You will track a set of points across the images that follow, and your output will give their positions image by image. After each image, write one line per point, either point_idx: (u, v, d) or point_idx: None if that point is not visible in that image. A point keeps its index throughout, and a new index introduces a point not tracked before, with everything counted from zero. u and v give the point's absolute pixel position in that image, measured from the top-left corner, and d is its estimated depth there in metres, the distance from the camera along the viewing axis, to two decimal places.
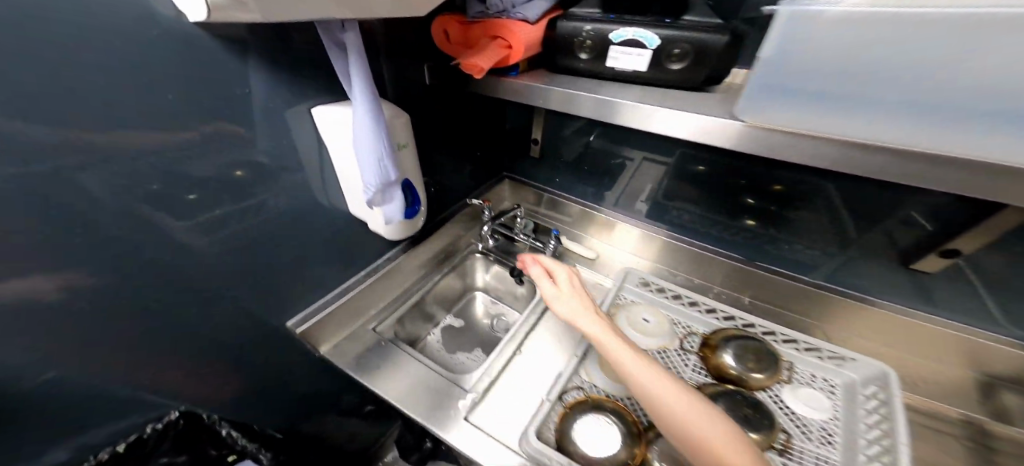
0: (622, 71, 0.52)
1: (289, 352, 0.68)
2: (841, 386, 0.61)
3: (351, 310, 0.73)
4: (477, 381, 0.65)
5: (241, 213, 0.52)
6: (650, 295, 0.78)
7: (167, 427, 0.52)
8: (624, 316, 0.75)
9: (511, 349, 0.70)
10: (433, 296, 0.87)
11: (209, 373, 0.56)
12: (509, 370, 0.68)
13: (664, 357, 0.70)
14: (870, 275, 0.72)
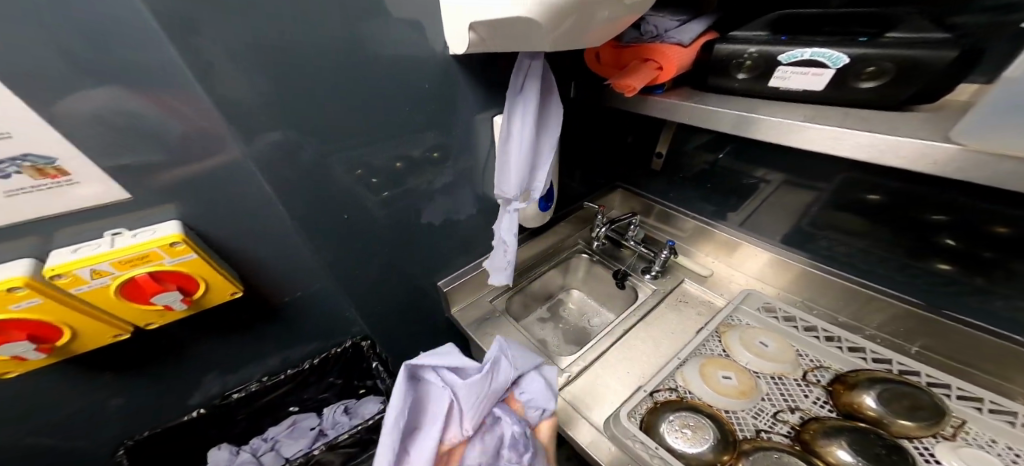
0: (789, 90, 0.50)
1: (425, 297, 0.88)
2: None
3: (480, 281, 0.92)
4: (575, 362, 0.75)
5: (422, 184, 0.69)
6: (769, 319, 0.71)
7: (338, 354, 0.87)
8: (736, 336, 0.68)
9: (608, 343, 0.78)
10: (536, 285, 1.02)
11: (374, 293, 0.78)
12: (604, 358, 0.76)
13: (779, 386, 0.61)
14: None
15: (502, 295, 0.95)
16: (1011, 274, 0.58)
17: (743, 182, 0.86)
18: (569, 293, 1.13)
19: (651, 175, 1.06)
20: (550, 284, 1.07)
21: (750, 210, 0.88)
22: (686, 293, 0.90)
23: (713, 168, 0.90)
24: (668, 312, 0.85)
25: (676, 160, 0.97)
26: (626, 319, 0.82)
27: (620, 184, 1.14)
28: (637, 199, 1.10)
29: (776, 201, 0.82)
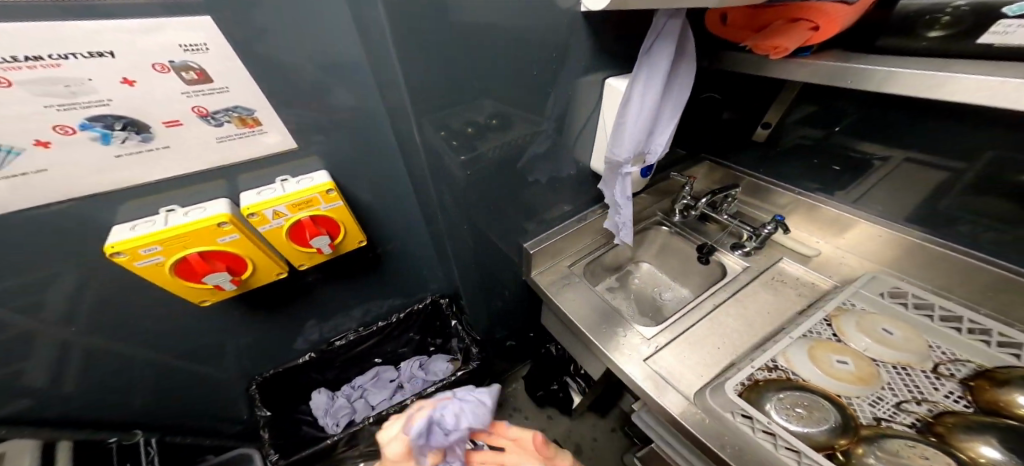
0: (1006, 48, 0.42)
1: (504, 264, 0.91)
2: None
3: (562, 247, 0.92)
4: (664, 334, 0.74)
5: (515, 151, 0.67)
6: (887, 303, 0.69)
7: (414, 311, 0.98)
8: (851, 320, 0.66)
9: (697, 317, 0.77)
10: (613, 255, 1.03)
11: (461, 256, 0.80)
12: (696, 331, 0.75)
13: (903, 376, 0.58)
14: None
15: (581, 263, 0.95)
16: None
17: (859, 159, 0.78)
18: (640, 265, 1.12)
19: (744, 149, 0.99)
20: (624, 255, 1.06)
21: (872, 190, 0.79)
22: (780, 273, 0.86)
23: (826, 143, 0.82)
24: (762, 291, 0.82)
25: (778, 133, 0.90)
26: (719, 295, 0.81)
27: (705, 157, 1.09)
28: (724, 172, 1.05)
29: (905, 181, 0.73)
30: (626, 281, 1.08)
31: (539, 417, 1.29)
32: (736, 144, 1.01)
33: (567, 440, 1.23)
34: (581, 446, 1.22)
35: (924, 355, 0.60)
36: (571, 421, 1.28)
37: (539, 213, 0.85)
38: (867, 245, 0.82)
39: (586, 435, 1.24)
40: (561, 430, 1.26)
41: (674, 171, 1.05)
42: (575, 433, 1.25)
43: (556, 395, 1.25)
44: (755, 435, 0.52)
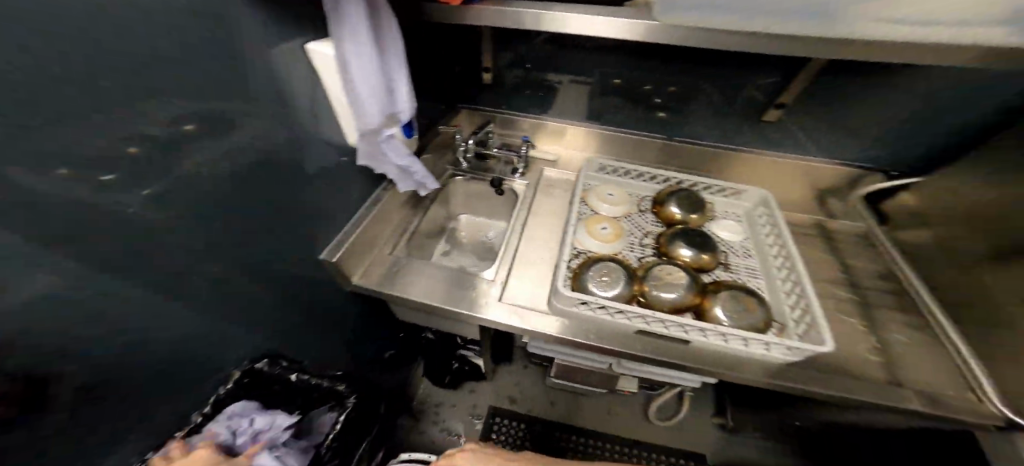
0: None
1: (327, 296, 0.77)
2: (747, 212, 0.87)
3: (368, 243, 0.80)
4: (498, 270, 0.81)
5: (252, 178, 0.48)
6: (607, 176, 0.96)
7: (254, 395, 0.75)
8: (592, 196, 0.90)
9: (509, 244, 0.87)
10: (425, 223, 1.00)
11: (268, 330, 0.59)
12: (516, 256, 0.85)
13: (631, 222, 0.87)
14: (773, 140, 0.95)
15: (398, 245, 0.87)
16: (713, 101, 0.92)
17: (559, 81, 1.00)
18: (459, 220, 1.17)
19: (485, 91, 1.08)
20: (437, 220, 1.06)
21: (580, 98, 1.03)
22: (551, 181, 1.05)
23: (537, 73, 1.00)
24: (545, 201, 0.99)
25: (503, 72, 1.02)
26: (520, 218, 0.93)
27: (461, 106, 1.13)
28: (481, 115, 1.13)
29: (592, 85, 0.99)
30: (453, 243, 1.12)
31: (463, 396, 1.38)
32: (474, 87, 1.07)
33: (498, 398, 1.38)
34: (509, 394, 1.39)
35: (630, 203, 0.89)
36: (491, 382, 1.42)
37: (332, 228, 0.71)
38: (585, 141, 1.08)
39: (507, 385, 1.42)
40: (488, 395, 1.39)
41: (443, 124, 1.07)
42: (499, 389, 1.40)
43: (464, 369, 1.34)
44: (593, 313, 0.66)
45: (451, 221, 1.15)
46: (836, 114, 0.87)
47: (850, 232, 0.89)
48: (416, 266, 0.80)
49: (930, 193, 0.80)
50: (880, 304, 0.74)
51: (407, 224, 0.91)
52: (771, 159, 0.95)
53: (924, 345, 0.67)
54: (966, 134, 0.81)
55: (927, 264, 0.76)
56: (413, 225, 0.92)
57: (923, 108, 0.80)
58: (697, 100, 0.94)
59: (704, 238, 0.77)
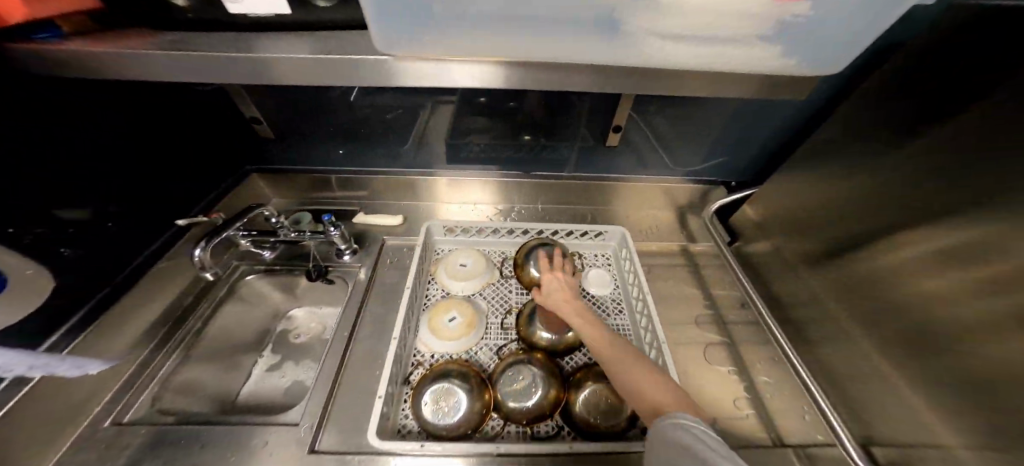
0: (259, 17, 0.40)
1: None
2: (614, 255, 0.80)
3: (45, 423, 0.52)
4: (311, 404, 0.60)
5: None
6: (461, 237, 0.79)
7: None
8: (443, 270, 0.74)
9: (336, 359, 0.65)
10: (206, 345, 0.73)
11: None
12: (343, 374, 0.64)
13: (489, 295, 0.73)
14: (624, 164, 0.93)
15: (142, 403, 0.61)
16: (554, 133, 0.86)
17: (381, 127, 0.84)
18: (291, 318, 0.86)
19: (286, 147, 0.85)
20: (252, 324, 0.82)
21: (417, 142, 0.88)
22: (399, 248, 0.82)
23: (347, 121, 0.82)
24: (385, 278, 0.77)
25: (300, 123, 0.81)
26: (353, 310, 0.70)
27: (251, 168, 0.87)
28: (288, 178, 0.89)
29: (423, 127, 0.85)
30: (286, 347, 0.83)
31: None
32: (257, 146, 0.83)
33: None
34: None
35: (490, 270, 0.74)
36: None
37: None
38: (435, 192, 0.95)
39: None
40: None
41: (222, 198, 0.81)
42: None
43: None
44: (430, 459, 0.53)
45: (281, 322, 0.85)
46: (673, 136, 0.87)
47: (706, 251, 0.89)
48: (185, 435, 0.56)
49: (770, 205, 0.82)
50: (744, 338, 0.73)
51: (147, 367, 0.64)
52: (631, 183, 0.94)
53: (782, 383, 0.66)
54: (781, 140, 0.87)
55: (785, 274, 0.78)
56: (164, 368, 0.65)
57: (738, 120, 0.83)
58: (535, 132, 0.86)
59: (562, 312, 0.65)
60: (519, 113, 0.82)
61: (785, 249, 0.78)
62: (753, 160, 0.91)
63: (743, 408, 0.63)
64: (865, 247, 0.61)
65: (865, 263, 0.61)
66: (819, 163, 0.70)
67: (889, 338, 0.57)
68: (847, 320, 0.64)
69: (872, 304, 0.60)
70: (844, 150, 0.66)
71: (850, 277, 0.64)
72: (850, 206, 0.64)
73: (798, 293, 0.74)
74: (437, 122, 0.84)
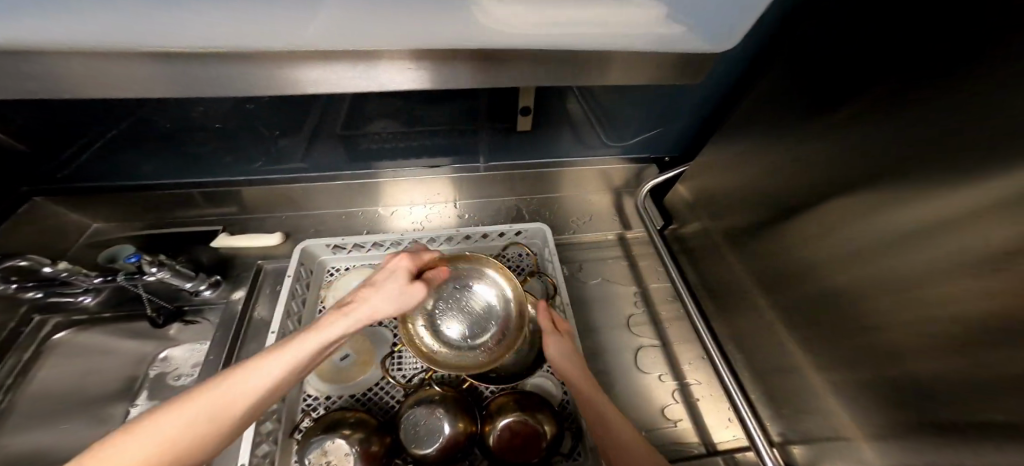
0: None
1: None
2: (539, 255, 0.70)
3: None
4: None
5: None
6: (356, 254, 0.65)
7: None
8: (331, 298, 0.60)
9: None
10: (27, 412, 0.54)
11: None
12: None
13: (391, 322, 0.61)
14: (547, 150, 0.82)
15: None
16: (459, 120, 0.73)
17: (230, 124, 0.66)
18: (165, 359, 0.61)
19: (97, 160, 0.64)
20: (109, 372, 0.59)
21: (291, 141, 0.71)
22: (283, 273, 0.65)
23: (180, 122, 0.63)
24: (263, 312, 0.61)
25: (110, 130, 0.61)
26: (211, 361, 0.55)
27: (29, 190, 0.64)
28: (111, 199, 0.68)
29: (290, 123, 0.68)
30: (166, 392, 0.58)
31: None
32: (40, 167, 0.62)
33: None
34: None
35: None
36: None
37: None
38: (331, 198, 0.80)
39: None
40: None
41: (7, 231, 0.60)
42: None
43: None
44: None
45: (154, 365, 0.60)
46: (595, 115, 0.77)
47: (640, 238, 0.82)
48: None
49: (699, 184, 0.74)
50: (675, 337, 0.67)
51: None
52: (557, 169, 0.85)
53: (712, 383, 0.61)
54: (711, 113, 0.79)
55: (710, 258, 0.72)
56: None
57: (662, 95, 0.74)
58: (433, 118, 0.72)
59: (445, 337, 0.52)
60: (406, 98, 0.67)
61: (712, 232, 0.72)
62: (682, 133, 0.83)
63: (672, 416, 0.58)
64: (791, 235, 0.55)
65: (783, 248, 0.57)
66: (739, 139, 0.63)
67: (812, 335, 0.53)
68: (767, 308, 0.60)
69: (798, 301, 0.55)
70: (761, 126, 0.59)
71: (776, 267, 0.58)
72: (775, 189, 0.57)
73: (725, 281, 0.69)
74: (333, 115, 0.67)
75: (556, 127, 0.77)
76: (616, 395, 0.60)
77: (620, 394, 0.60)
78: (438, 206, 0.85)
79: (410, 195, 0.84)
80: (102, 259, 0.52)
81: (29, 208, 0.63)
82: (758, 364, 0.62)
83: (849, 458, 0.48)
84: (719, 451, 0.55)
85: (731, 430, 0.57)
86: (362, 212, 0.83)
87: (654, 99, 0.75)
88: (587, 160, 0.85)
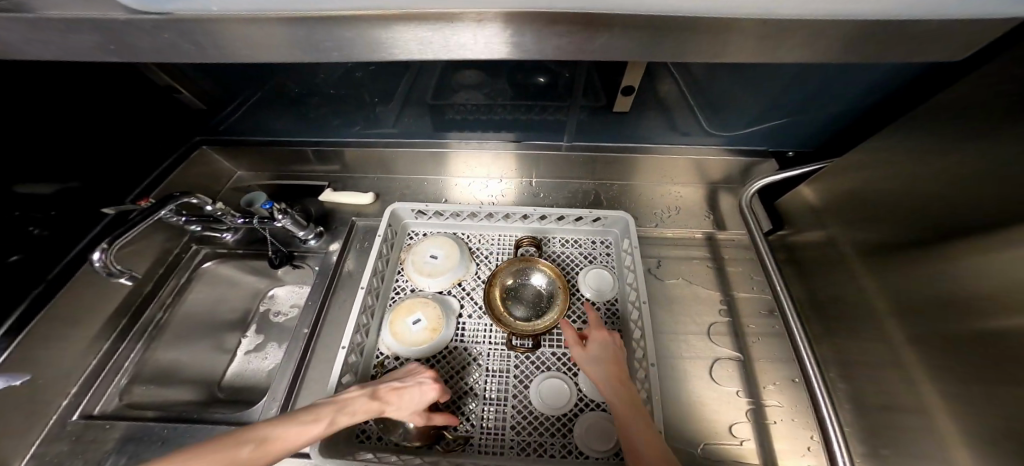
0: None
1: None
2: (613, 244, 0.66)
3: (15, 416, 0.51)
4: (277, 398, 0.55)
5: None
6: (436, 220, 0.68)
7: None
8: (410, 260, 0.64)
9: (296, 363, 0.58)
10: (180, 321, 0.69)
11: None
12: (307, 374, 0.58)
13: (461, 291, 0.63)
14: (638, 132, 0.76)
15: (111, 395, 0.58)
16: (550, 96, 0.70)
17: (343, 92, 0.72)
18: (272, 297, 0.76)
19: (238, 119, 0.75)
20: (232, 302, 0.74)
21: (391, 109, 0.75)
22: (372, 231, 0.72)
23: (292, 86, 0.70)
24: (352, 265, 0.68)
25: (245, 93, 0.71)
26: (311, 301, 0.63)
27: (199, 139, 0.77)
28: (245, 152, 0.80)
29: (392, 92, 0.71)
30: (268, 328, 0.73)
31: None
32: (202, 122, 0.75)
33: None
34: None
35: (464, 263, 0.64)
36: None
37: None
38: (416, 164, 0.85)
39: None
40: None
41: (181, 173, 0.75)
42: None
43: None
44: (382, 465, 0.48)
45: (263, 301, 0.76)
46: (704, 98, 0.67)
47: (734, 240, 0.73)
48: (158, 431, 0.54)
49: (833, 185, 0.62)
50: (761, 354, 0.60)
51: (111, 357, 0.61)
52: (646, 156, 0.78)
53: (798, 415, 0.55)
54: (859, 101, 0.64)
55: (831, 273, 0.61)
56: (129, 358, 0.62)
57: (794, 78, 0.62)
58: (530, 91, 0.69)
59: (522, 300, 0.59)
60: (512, 67, 0.65)
61: (841, 243, 0.60)
62: (810, 125, 0.70)
63: (739, 434, 0.53)
64: (942, 267, 0.44)
65: (935, 283, 0.44)
66: (900, 133, 0.49)
67: (953, 390, 0.43)
68: (900, 342, 0.49)
69: (940, 348, 0.44)
70: (922, 125, 0.46)
71: (915, 304, 0.47)
72: (933, 205, 0.46)
73: (838, 302, 0.60)
74: (426, 83, 0.69)
75: (654, 108, 0.70)
76: (681, 403, 0.57)
77: (686, 403, 0.56)
78: (515, 184, 0.85)
79: (490, 168, 0.85)
80: (242, 202, 0.63)
81: (199, 154, 0.78)
82: (868, 401, 0.54)
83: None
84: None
85: (806, 459, 0.51)
86: (446, 182, 0.87)
87: (781, 83, 0.63)
88: (685, 149, 0.76)
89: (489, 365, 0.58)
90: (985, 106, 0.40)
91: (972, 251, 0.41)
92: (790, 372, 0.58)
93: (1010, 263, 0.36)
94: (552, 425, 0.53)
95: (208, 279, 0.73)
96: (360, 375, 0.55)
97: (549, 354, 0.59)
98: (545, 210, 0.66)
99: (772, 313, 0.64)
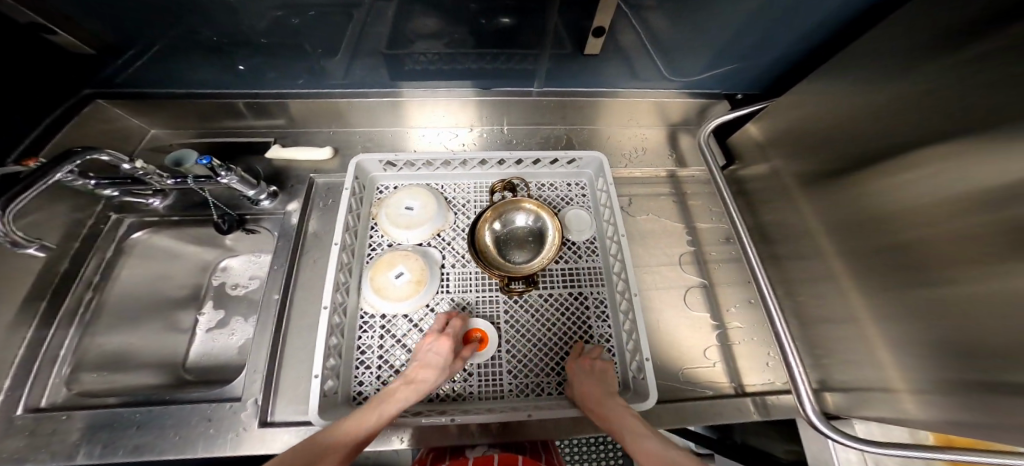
0: None
1: None
2: (586, 185, 0.68)
3: None
4: (251, 377, 0.52)
5: None
6: (407, 171, 0.65)
7: None
8: (383, 213, 0.60)
9: (271, 336, 0.54)
10: (117, 304, 0.60)
11: None
12: (286, 347, 0.54)
13: (443, 242, 0.62)
14: (609, 77, 0.75)
15: (56, 387, 0.51)
16: (522, 40, 0.65)
17: (282, 38, 0.61)
18: (225, 269, 0.69)
19: (150, 69, 0.63)
20: (177, 278, 0.66)
21: (344, 57, 0.66)
22: (335, 187, 0.67)
23: (217, 29, 0.58)
24: (317, 225, 0.63)
25: (150, 36, 0.57)
26: (282, 267, 0.58)
27: (91, 93, 0.63)
28: (160, 106, 0.69)
29: (343, 36, 0.62)
30: (227, 302, 0.66)
31: None
32: (89, 70, 0.61)
33: None
34: None
35: (442, 214, 0.62)
36: None
37: None
38: (373, 115, 0.78)
39: None
40: None
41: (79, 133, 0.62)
42: None
43: None
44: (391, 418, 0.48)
45: (214, 274, 0.69)
46: (674, 41, 0.67)
47: (695, 176, 0.78)
48: (126, 417, 0.49)
49: (778, 122, 0.67)
50: (722, 278, 0.67)
51: (41, 346, 0.52)
52: (614, 99, 0.78)
53: (755, 327, 0.63)
54: (809, 43, 0.68)
55: (775, 203, 0.68)
56: (64, 346, 0.54)
57: (761, 20, 0.63)
58: (492, 38, 0.65)
59: (514, 246, 0.60)
60: (468, 9, 0.59)
61: (784, 174, 0.67)
62: (763, 67, 0.74)
63: (710, 357, 0.60)
64: (866, 193, 0.51)
65: (861, 198, 0.52)
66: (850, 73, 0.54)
67: (873, 291, 0.51)
68: (834, 255, 0.57)
69: (864, 258, 0.52)
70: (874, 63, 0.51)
71: (844, 225, 0.55)
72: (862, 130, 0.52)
73: (781, 225, 0.67)
74: (376, 30, 0.61)
75: (628, 52, 0.69)
76: (659, 330, 0.62)
77: (663, 330, 0.62)
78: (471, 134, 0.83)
79: (455, 117, 0.81)
80: (168, 161, 0.54)
81: (93, 109, 0.64)
82: (805, 311, 0.64)
83: (883, 401, 0.50)
84: (746, 392, 0.57)
85: (766, 375, 0.59)
86: (409, 133, 0.82)
87: (753, 25, 0.64)
88: (651, 92, 0.77)
89: (480, 315, 0.58)
90: (917, 48, 0.45)
91: (893, 174, 0.47)
92: (747, 295, 0.66)
93: (928, 176, 0.43)
94: (547, 365, 0.56)
95: (144, 253, 0.64)
96: (349, 337, 0.53)
97: (537, 297, 0.60)
98: (523, 156, 0.65)
99: (727, 239, 0.71)
